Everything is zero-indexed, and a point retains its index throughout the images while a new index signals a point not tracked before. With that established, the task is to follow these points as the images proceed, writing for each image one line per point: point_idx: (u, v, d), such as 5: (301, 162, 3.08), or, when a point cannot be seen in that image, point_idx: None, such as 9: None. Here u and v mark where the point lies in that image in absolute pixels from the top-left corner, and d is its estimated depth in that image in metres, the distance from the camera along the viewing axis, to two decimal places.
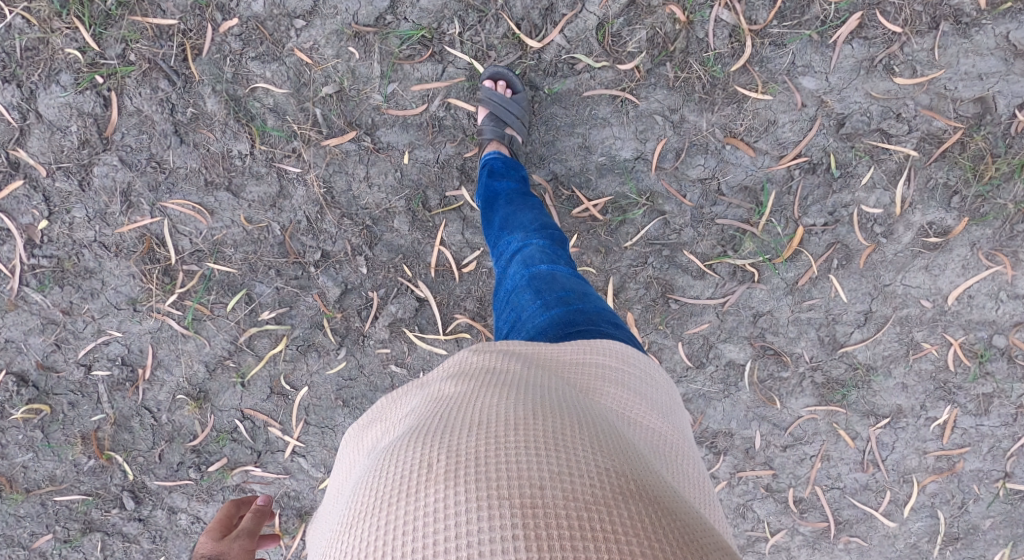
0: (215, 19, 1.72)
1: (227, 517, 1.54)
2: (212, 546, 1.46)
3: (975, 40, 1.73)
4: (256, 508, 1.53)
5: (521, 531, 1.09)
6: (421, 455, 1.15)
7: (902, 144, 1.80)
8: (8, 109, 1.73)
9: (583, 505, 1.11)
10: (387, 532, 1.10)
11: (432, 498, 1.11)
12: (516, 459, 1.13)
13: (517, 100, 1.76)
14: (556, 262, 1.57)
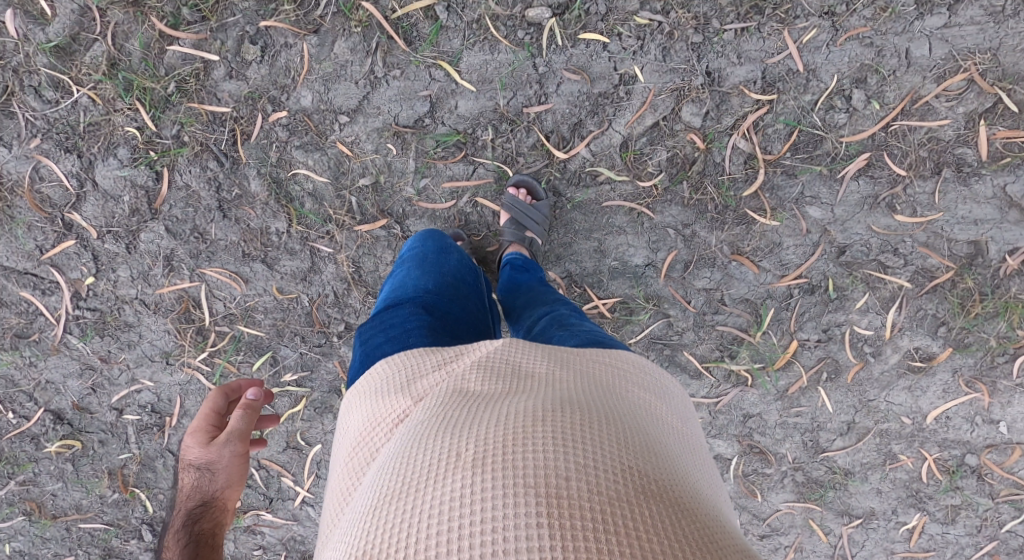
0: (264, 109, 1.83)
1: (215, 411, 1.55)
2: (201, 454, 1.55)
3: (974, 188, 1.84)
4: (244, 407, 1.54)
5: (545, 519, 1.16)
6: (450, 445, 1.23)
7: (897, 275, 1.91)
8: (67, 177, 1.85)
9: (605, 499, 1.18)
10: (415, 513, 1.18)
11: (459, 484, 1.19)
12: (540, 453, 1.21)
13: (539, 208, 1.87)
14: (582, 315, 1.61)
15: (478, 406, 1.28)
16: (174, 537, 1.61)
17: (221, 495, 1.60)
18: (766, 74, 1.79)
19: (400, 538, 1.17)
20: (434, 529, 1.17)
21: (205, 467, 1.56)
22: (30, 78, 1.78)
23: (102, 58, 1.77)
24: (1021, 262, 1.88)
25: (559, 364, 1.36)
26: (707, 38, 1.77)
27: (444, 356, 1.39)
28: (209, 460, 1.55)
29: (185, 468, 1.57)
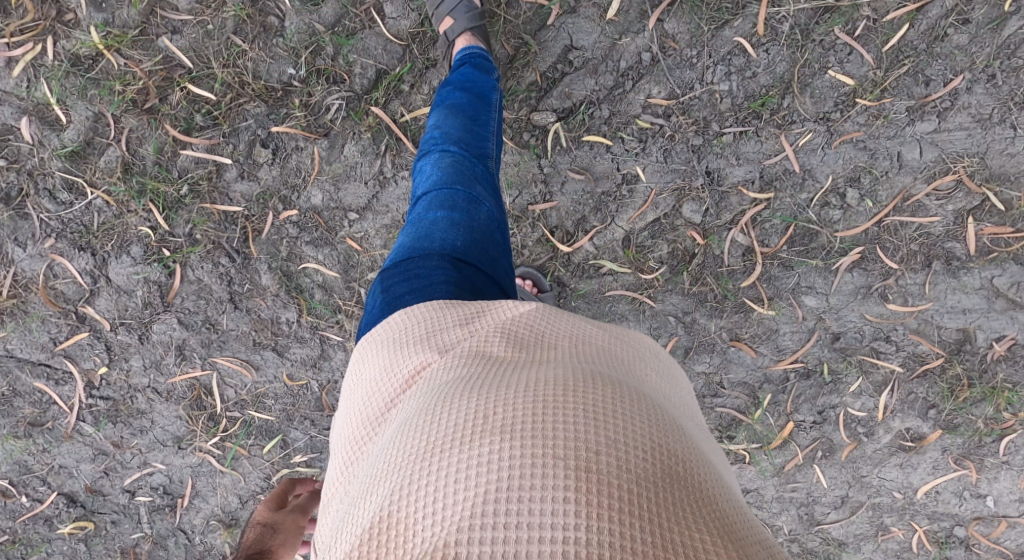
0: (275, 208, 1.86)
1: (281, 490, 1.47)
2: (268, 512, 1.40)
3: (963, 280, 1.91)
4: (312, 490, 1.50)
5: (573, 494, 1.10)
6: (476, 408, 1.16)
7: (889, 360, 1.98)
8: (81, 274, 1.89)
9: (635, 476, 1.12)
10: (436, 477, 1.12)
11: (486, 450, 1.13)
12: (571, 423, 1.14)
13: (545, 299, 1.89)
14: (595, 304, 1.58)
15: (505, 369, 1.22)
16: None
17: (276, 553, 1.36)
18: (763, 174, 1.84)
19: (420, 504, 1.11)
20: (456, 495, 1.11)
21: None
22: (46, 180, 1.81)
23: (116, 163, 1.80)
24: (1007, 348, 1.95)
25: (583, 334, 1.30)
26: (704, 139, 1.81)
27: (465, 314, 1.32)
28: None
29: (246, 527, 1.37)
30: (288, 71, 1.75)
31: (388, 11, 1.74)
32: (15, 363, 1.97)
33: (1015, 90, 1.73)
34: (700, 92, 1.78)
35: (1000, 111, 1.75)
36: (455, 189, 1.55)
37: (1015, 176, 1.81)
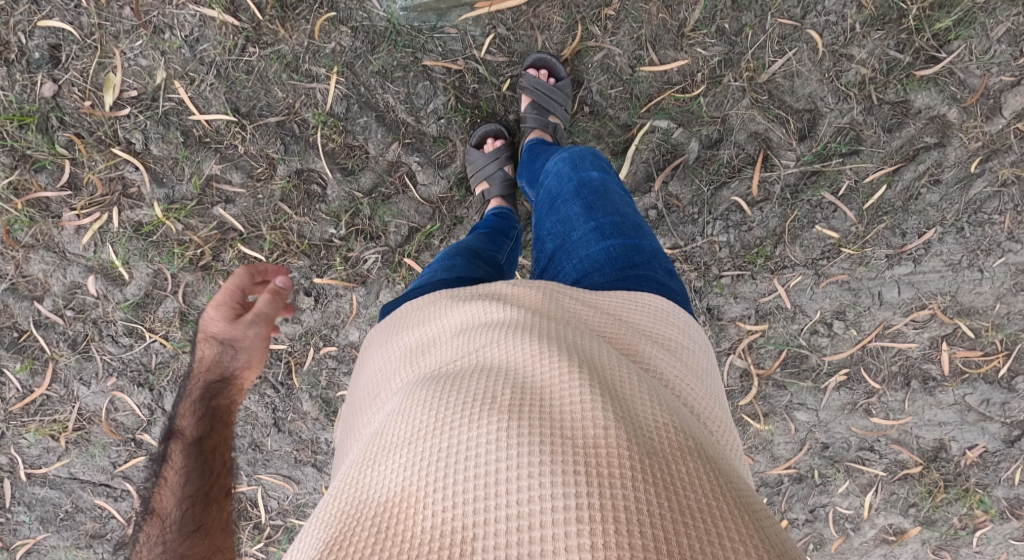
0: (316, 344, 2.01)
1: (240, 289, 1.60)
2: (225, 329, 1.62)
3: (938, 396, 2.08)
4: (273, 289, 1.57)
5: (582, 469, 1.13)
6: (484, 387, 1.19)
7: (873, 465, 2.16)
8: (141, 407, 2.01)
9: (642, 451, 1.15)
10: (447, 454, 1.14)
11: (493, 426, 1.15)
12: (577, 403, 1.18)
13: (560, 88, 1.83)
14: (607, 169, 1.64)
15: (510, 346, 1.25)
16: (186, 415, 1.69)
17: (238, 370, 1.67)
18: (759, 309, 2.03)
19: (431, 482, 1.13)
20: (469, 475, 1.13)
21: (227, 346, 1.64)
22: (109, 327, 1.95)
23: (173, 312, 1.93)
24: (978, 455, 2.12)
25: (586, 312, 1.33)
26: (705, 281, 2.00)
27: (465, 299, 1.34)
28: (233, 339, 1.63)
29: (206, 340, 1.64)
30: (329, 230, 1.89)
31: (420, 178, 1.87)
32: (78, 484, 2.05)
33: (980, 240, 1.93)
34: (701, 243, 1.96)
35: (968, 257, 1.95)
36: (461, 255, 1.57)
37: (982, 308, 1.99)
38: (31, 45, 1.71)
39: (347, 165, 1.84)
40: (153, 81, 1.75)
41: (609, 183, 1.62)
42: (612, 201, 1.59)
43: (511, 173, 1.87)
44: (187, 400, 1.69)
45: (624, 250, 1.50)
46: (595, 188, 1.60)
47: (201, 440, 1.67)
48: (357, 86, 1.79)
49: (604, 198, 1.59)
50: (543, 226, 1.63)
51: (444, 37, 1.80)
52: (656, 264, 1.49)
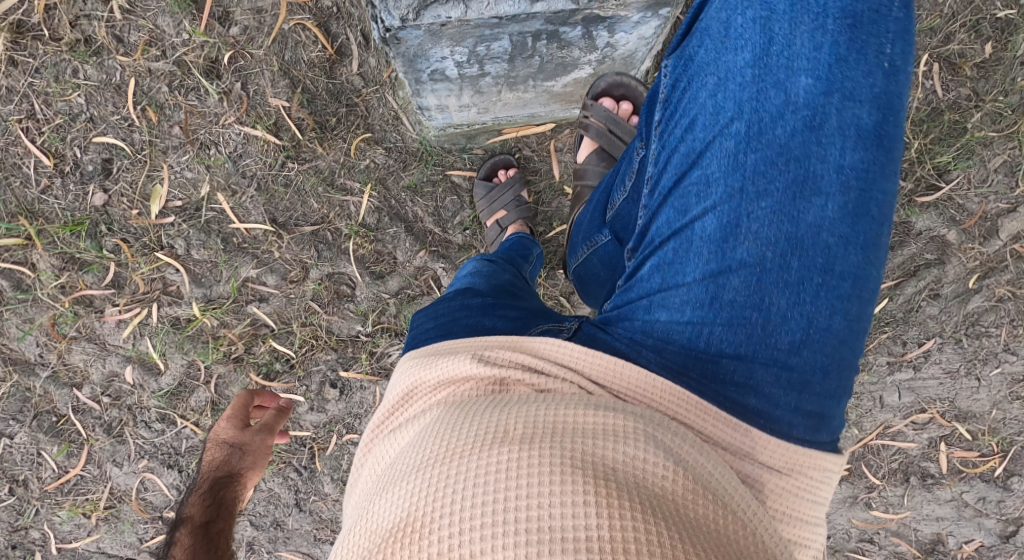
0: (339, 432, 2.06)
1: (246, 404, 1.65)
2: (236, 434, 1.62)
3: (935, 492, 2.15)
4: (279, 406, 1.68)
5: (595, 504, 1.06)
6: (496, 417, 1.12)
7: (872, 555, 2.23)
8: (169, 487, 2.07)
9: (657, 493, 1.08)
10: (456, 481, 1.08)
11: (505, 455, 1.08)
12: (593, 436, 1.11)
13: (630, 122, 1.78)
14: (772, 169, 1.29)
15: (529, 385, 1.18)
16: (194, 503, 1.58)
17: (244, 473, 1.62)
18: None
19: (437, 509, 1.07)
20: (475, 505, 1.06)
21: (235, 450, 1.61)
22: (143, 413, 2.02)
23: (205, 401, 2.01)
24: (975, 548, 2.18)
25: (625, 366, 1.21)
26: None
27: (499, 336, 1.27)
28: (241, 443, 1.62)
29: (215, 445, 1.62)
30: (356, 327, 1.97)
31: (445, 282, 1.94)
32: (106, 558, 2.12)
33: (977, 350, 2.02)
34: None
35: (966, 365, 2.04)
36: (477, 298, 1.43)
37: (979, 413, 2.08)
38: (86, 158, 1.81)
39: (375, 269, 1.92)
40: (197, 193, 1.84)
41: (849, 241, 1.28)
42: (824, 249, 1.27)
43: (524, 199, 1.90)
44: (193, 493, 1.60)
45: (776, 287, 1.26)
46: (812, 195, 1.28)
47: (210, 523, 1.55)
48: (388, 200, 1.88)
49: (800, 225, 1.27)
50: (742, 76, 1.31)
51: (472, 156, 1.92)
52: (802, 356, 1.25)
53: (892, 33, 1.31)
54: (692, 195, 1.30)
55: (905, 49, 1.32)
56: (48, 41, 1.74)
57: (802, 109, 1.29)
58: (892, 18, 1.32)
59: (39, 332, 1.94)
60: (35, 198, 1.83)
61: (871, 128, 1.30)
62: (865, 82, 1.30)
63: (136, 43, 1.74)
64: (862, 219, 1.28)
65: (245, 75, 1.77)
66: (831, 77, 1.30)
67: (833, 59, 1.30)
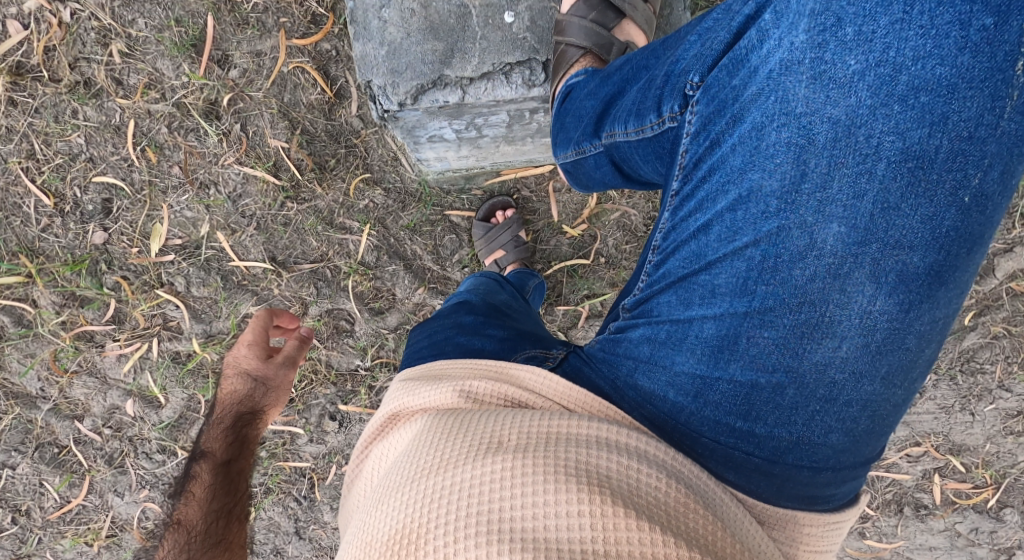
0: (339, 463, 2.08)
1: (263, 332, 1.69)
2: (258, 367, 1.68)
3: (928, 522, 2.17)
4: (300, 337, 1.72)
5: (592, 513, 1.00)
6: (488, 429, 1.08)
7: None
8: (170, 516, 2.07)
9: (653, 506, 1.03)
10: (451, 493, 1.02)
11: (499, 464, 1.03)
12: (585, 448, 1.06)
13: None
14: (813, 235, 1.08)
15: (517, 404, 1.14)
16: (214, 439, 1.70)
17: (266, 408, 1.72)
18: None
19: (432, 521, 1.01)
20: (471, 518, 1.00)
21: (258, 383, 1.68)
22: (144, 444, 2.04)
23: None
24: None
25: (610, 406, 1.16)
26: None
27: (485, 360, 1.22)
28: (263, 375, 1.68)
29: (235, 376, 1.68)
30: (355, 361, 1.99)
31: None
32: None
33: (972, 387, 2.06)
34: None
35: (960, 401, 2.08)
36: (464, 317, 1.35)
37: (973, 446, 2.10)
38: (85, 198, 1.82)
39: (374, 305, 1.93)
40: (197, 232, 1.86)
41: (862, 378, 1.10)
42: (827, 382, 1.11)
43: (522, 240, 1.91)
44: (213, 426, 1.71)
45: (771, 402, 1.12)
46: (832, 326, 1.09)
47: (230, 463, 1.68)
48: (387, 238, 1.89)
49: (807, 356, 1.10)
50: (791, 166, 1.08)
51: (470, 197, 1.93)
52: (785, 464, 1.13)
53: (987, 161, 1.05)
54: (699, 276, 1.14)
55: (1004, 177, 1.06)
56: (47, 82, 1.74)
57: (846, 230, 1.08)
58: (994, 132, 1.05)
59: (40, 366, 1.95)
60: (35, 237, 1.84)
61: (928, 261, 1.07)
62: (932, 208, 1.06)
63: (135, 85, 1.74)
64: (890, 357, 1.09)
65: (245, 117, 1.77)
66: (894, 197, 1.06)
67: (905, 170, 1.06)
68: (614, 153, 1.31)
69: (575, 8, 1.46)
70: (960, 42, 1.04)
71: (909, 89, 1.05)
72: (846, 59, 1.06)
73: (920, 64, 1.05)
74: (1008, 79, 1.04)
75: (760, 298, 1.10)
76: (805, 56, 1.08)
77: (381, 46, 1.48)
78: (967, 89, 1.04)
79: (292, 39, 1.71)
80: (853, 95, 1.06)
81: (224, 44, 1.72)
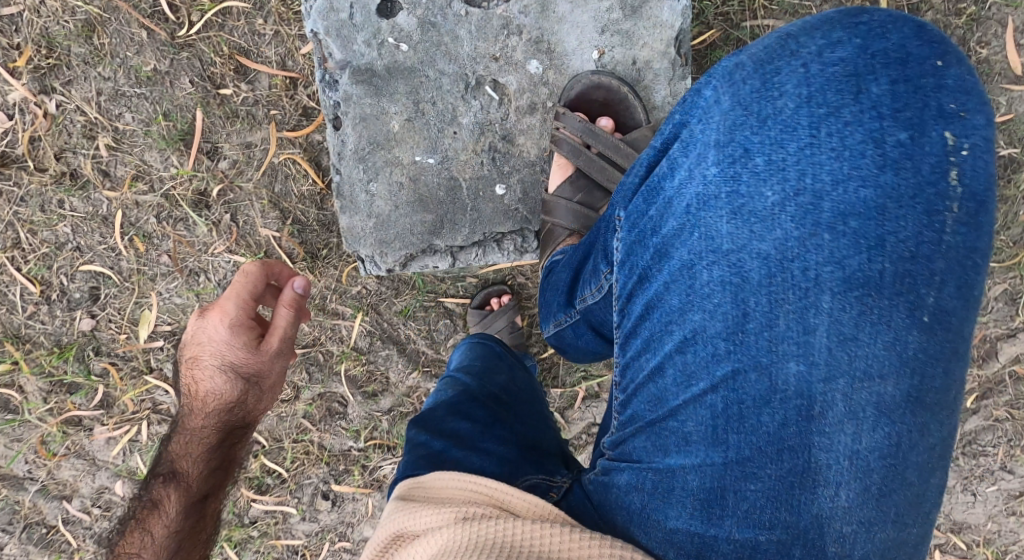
0: (332, 541, 1.97)
1: (251, 295, 1.46)
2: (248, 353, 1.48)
3: None
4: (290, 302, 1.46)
5: None
6: None
7: None
8: None
9: None
10: None
11: None
12: None
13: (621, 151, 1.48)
14: (768, 357, 1.05)
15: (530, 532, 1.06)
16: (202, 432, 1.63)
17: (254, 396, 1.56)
18: None
19: None
20: None
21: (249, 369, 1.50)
22: None
23: None
24: None
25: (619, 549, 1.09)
26: None
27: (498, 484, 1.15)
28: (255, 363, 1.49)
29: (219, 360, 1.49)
30: (349, 442, 1.93)
31: None
32: None
33: (973, 468, 2.02)
34: None
35: (961, 482, 2.04)
36: (461, 425, 1.28)
37: (974, 525, 2.05)
38: (73, 286, 1.78)
39: (367, 388, 1.89)
40: (187, 318, 1.81)
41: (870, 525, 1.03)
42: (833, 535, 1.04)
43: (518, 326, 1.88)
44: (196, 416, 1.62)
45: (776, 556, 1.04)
46: (818, 472, 1.04)
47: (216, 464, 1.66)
48: (380, 323, 1.86)
49: (803, 507, 1.04)
50: (729, 303, 1.07)
51: (466, 284, 1.87)
52: None
53: (936, 277, 1.02)
54: (669, 421, 1.11)
55: (962, 289, 1.03)
56: (33, 172, 1.70)
57: (805, 367, 1.04)
58: (940, 242, 1.02)
59: (28, 450, 1.89)
60: (21, 324, 1.80)
61: (902, 389, 1.02)
62: (892, 333, 1.02)
63: (122, 177, 1.70)
64: (893, 506, 1.03)
65: (235, 206, 1.73)
66: (846, 327, 1.03)
67: (851, 298, 1.03)
68: (590, 318, 1.29)
69: (562, 186, 1.49)
70: (877, 161, 1.03)
71: (825, 207, 1.04)
72: (764, 191, 1.06)
73: (840, 189, 1.04)
74: (943, 193, 1.02)
75: (736, 435, 1.06)
76: (720, 190, 1.08)
77: (369, 217, 1.51)
78: (897, 208, 1.02)
79: (283, 131, 1.68)
80: (777, 225, 1.05)
81: (213, 136, 1.68)
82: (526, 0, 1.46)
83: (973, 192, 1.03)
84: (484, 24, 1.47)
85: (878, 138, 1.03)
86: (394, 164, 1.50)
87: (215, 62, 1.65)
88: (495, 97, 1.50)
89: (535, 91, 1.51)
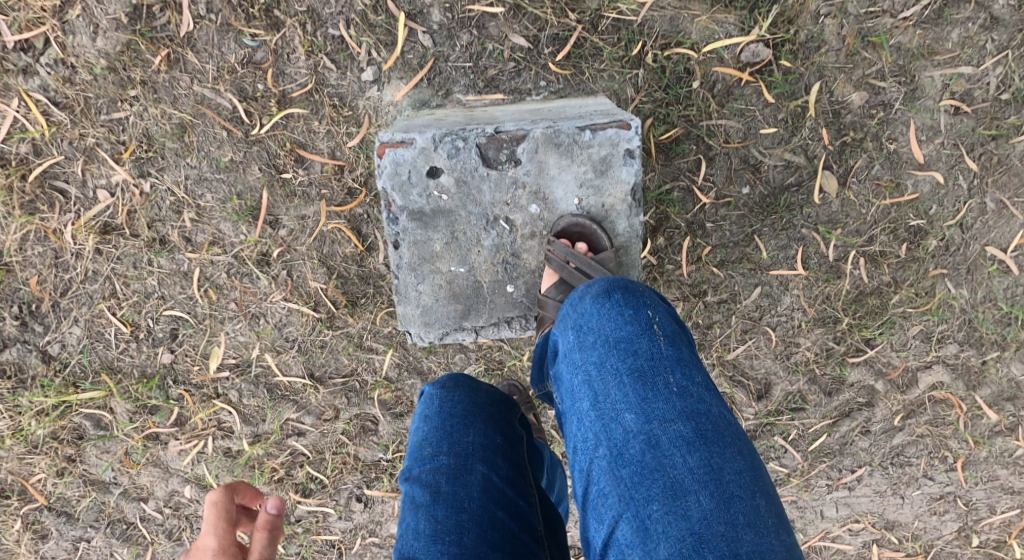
0: (363, 535, 2.36)
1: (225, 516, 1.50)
2: None
3: None
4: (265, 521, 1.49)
5: None
6: None
7: None
8: None
9: None
10: None
11: None
12: None
13: (598, 263, 1.86)
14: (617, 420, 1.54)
15: None
16: None
17: None
18: None
19: None
20: None
21: None
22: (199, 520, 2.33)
23: None
24: None
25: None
26: None
27: None
28: None
29: None
30: (379, 454, 2.31)
31: None
32: None
33: (900, 475, 2.31)
34: None
35: (892, 487, 2.32)
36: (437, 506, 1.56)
37: (903, 523, 2.34)
38: (157, 327, 2.18)
39: (395, 409, 2.28)
40: (249, 353, 2.21)
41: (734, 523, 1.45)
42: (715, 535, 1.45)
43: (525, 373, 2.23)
44: None
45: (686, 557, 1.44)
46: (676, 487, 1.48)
47: None
48: (407, 357, 2.24)
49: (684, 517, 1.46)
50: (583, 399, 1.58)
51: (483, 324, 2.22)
52: None
53: (667, 363, 1.56)
54: (591, 494, 1.54)
55: (687, 376, 1.56)
56: (129, 238, 2.10)
57: (633, 418, 1.53)
58: (666, 356, 1.57)
59: (115, 460, 2.27)
60: (114, 357, 2.20)
61: (689, 426, 1.51)
62: (664, 396, 1.54)
63: (201, 242, 2.11)
64: (734, 496, 1.47)
65: (291, 264, 2.13)
66: (638, 389, 1.55)
67: (634, 376, 1.56)
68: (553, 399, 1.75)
69: (551, 288, 1.87)
70: (616, 311, 1.61)
71: (612, 335, 1.60)
72: (581, 333, 1.62)
73: (607, 321, 1.61)
74: (650, 325, 1.60)
75: (616, 475, 1.51)
76: (568, 344, 1.64)
77: (417, 307, 1.91)
78: (635, 329, 1.59)
79: (331, 206, 2.09)
80: (584, 351, 1.61)
81: (276, 211, 2.09)
82: (529, 165, 1.82)
83: (668, 330, 1.60)
84: (500, 180, 1.82)
85: (611, 300, 1.62)
86: (437, 272, 1.88)
87: (280, 154, 2.06)
88: (508, 228, 1.86)
89: (535, 225, 1.86)
